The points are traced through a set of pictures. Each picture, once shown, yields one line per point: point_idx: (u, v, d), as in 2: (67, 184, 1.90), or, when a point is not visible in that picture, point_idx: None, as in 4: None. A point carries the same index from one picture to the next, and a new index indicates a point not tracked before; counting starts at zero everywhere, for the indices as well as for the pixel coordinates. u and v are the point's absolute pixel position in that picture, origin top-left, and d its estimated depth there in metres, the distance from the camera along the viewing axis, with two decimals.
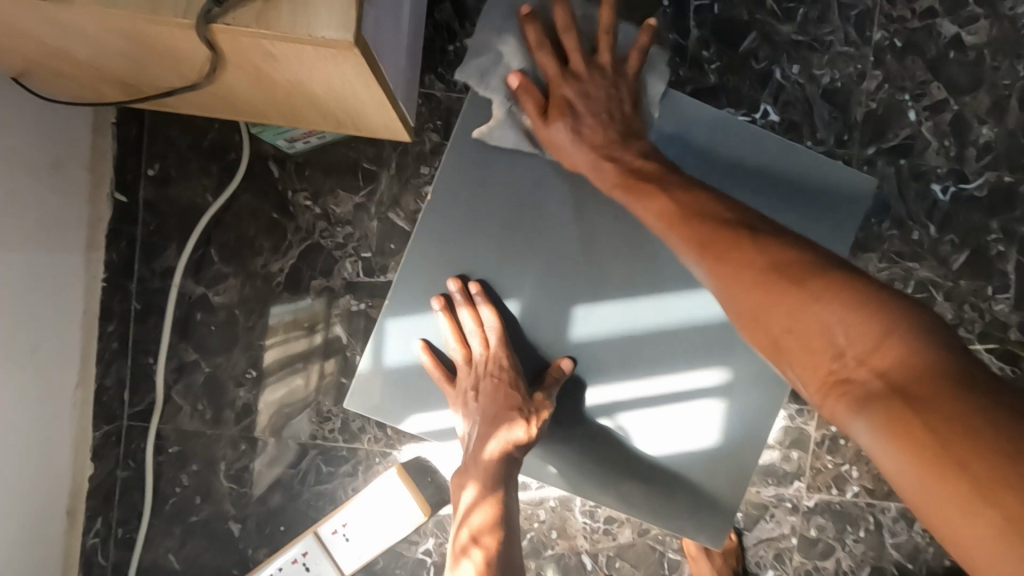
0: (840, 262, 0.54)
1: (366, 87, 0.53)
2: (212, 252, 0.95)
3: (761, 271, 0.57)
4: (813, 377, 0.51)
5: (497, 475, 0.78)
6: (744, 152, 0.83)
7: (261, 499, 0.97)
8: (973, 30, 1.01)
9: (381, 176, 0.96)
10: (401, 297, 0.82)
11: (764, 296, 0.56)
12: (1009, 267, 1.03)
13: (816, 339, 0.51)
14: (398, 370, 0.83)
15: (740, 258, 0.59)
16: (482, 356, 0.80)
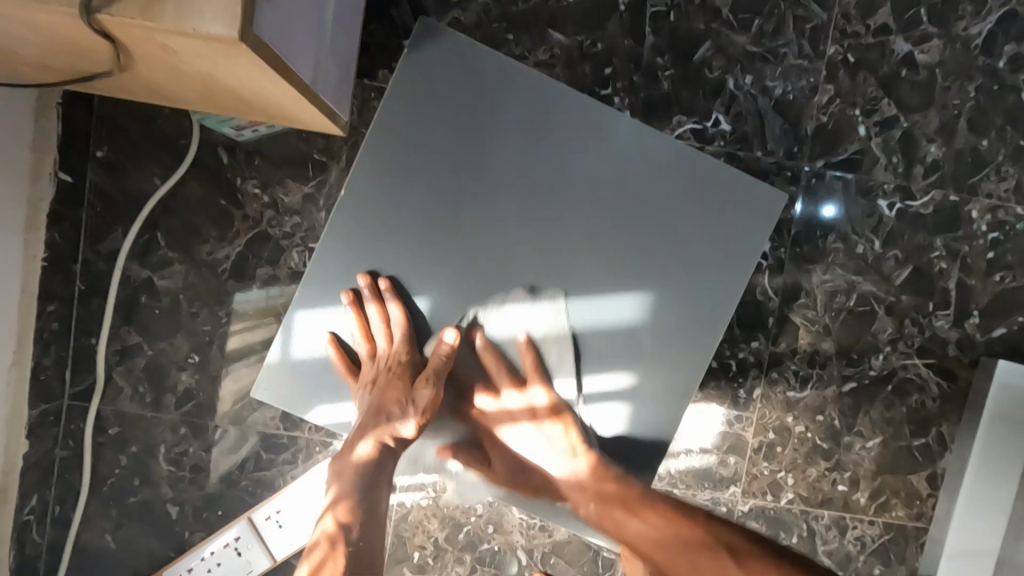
0: None
1: (271, 83, 0.58)
2: (157, 237, 0.96)
3: None
4: None
5: (373, 463, 0.81)
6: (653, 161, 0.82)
7: (199, 483, 0.98)
8: (926, 49, 1.02)
9: (330, 168, 0.96)
10: (311, 290, 0.84)
11: None
12: (951, 285, 1.05)
13: None
14: (305, 363, 0.84)
15: None
16: (384, 350, 0.83)
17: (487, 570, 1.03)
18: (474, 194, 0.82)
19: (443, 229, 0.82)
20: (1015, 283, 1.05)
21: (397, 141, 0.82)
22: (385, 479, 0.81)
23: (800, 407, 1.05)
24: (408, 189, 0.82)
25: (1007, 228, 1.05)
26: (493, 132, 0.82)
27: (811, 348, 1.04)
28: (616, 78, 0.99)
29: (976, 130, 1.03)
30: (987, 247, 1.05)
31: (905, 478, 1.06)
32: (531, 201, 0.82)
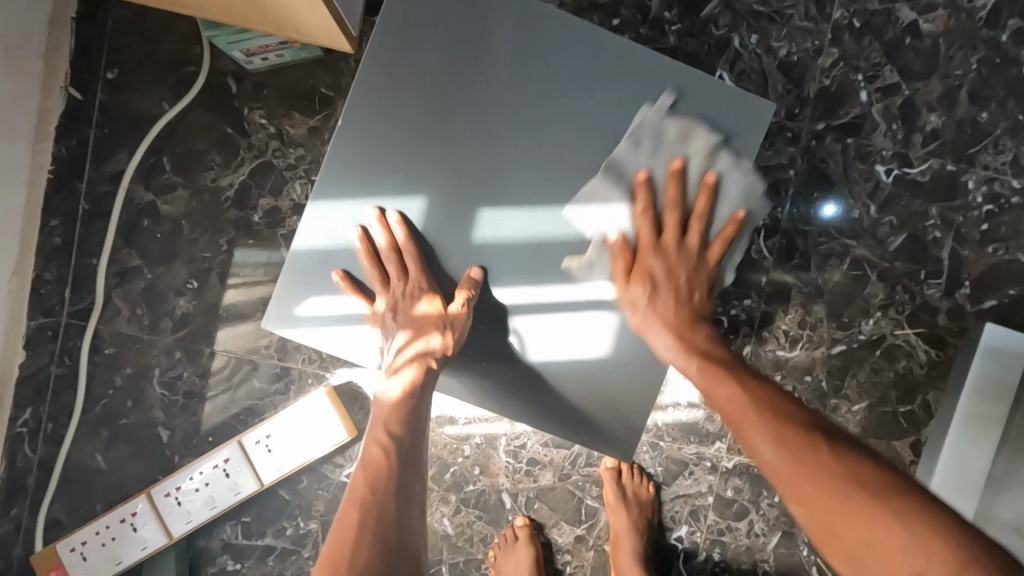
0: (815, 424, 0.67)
1: None
2: (163, 161, 0.97)
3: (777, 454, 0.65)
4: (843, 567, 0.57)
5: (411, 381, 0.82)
6: (641, 76, 0.81)
7: (191, 408, 0.99)
8: (931, 18, 1.03)
9: (337, 102, 0.98)
10: (320, 221, 0.82)
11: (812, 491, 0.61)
12: (944, 254, 1.06)
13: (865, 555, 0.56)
14: (319, 299, 0.83)
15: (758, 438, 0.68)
16: (400, 281, 0.83)
17: (471, 511, 1.04)
18: (467, 129, 0.80)
19: (441, 165, 0.81)
20: (1008, 255, 1.05)
21: (388, 73, 0.80)
22: (427, 395, 0.83)
23: (789, 366, 1.06)
24: (403, 124, 0.80)
25: (1003, 200, 1.05)
26: (485, 67, 0.80)
27: (802, 309, 1.06)
28: (623, 30, 1.00)
29: (976, 101, 1.04)
30: (982, 219, 1.05)
31: (889, 443, 1.07)
32: (526, 138, 0.80)
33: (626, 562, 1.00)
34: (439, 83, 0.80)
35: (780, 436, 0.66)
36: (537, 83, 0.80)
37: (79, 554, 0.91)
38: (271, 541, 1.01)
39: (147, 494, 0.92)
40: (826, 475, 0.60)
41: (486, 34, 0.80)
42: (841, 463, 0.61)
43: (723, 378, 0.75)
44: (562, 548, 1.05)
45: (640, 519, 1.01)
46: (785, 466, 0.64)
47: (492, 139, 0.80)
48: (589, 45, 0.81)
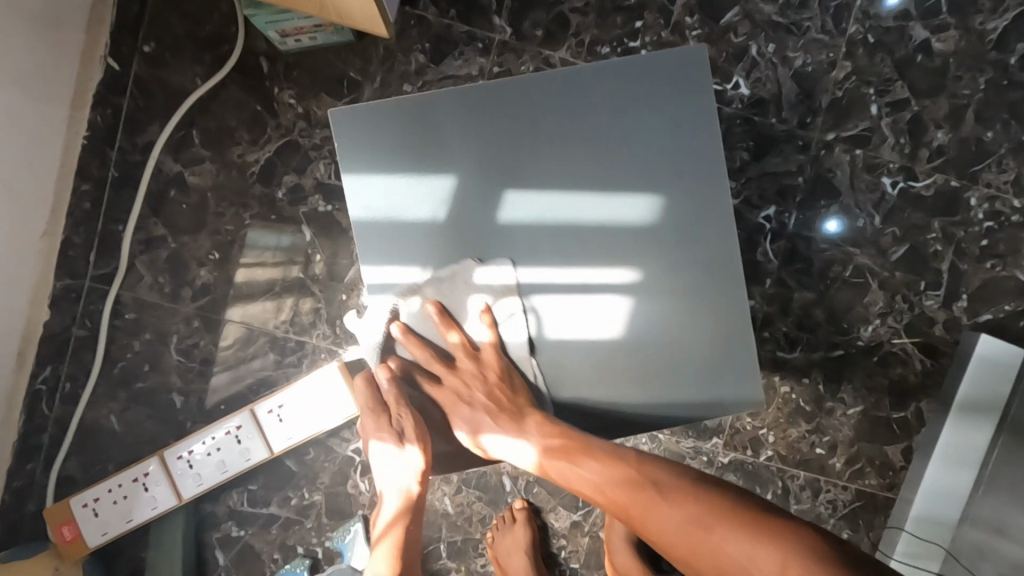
0: (741, 498, 0.63)
1: None
2: (193, 134, 1.00)
3: (680, 517, 0.64)
4: (686, 560, 0.63)
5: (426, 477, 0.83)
6: (578, 85, 0.75)
7: (206, 377, 1.02)
8: (942, 38, 1.06)
9: (364, 87, 1.01)
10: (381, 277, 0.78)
11: (684, 531, 0.63)
12: (943, 266, 1.09)
13: (677, 543, 0.63)
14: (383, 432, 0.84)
15: (656, 514, 0.65)
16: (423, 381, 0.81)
17: (472, 491, 1.07)
18: (462, 175, 0.76)
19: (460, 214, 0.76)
20: (1005, 272, 1.09)
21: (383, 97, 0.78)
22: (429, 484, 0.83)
23: (787, 367, 1.09)
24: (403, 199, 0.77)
25: (1003, 218, 1.08)
26: (439, 119, 0.76)
27: (803, 313, 1.09)
28: (644, 32, 1.03)
29: (982, 120, 1.07)
30: (982, 235, 1.09)
31: (881, 447, 1.10)
32: (542, 155, 0.76)
33: (619, 548, 1.03)
34: (423, 113, 0.76)
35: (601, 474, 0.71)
36: (494, 128, 0.76)
37: (91, 510, 0.94)
38: (276, 509, 1.04)
39: (161, 456, 0.94)
40: (769, 544, 0.57)
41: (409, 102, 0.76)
42: (673, 510, 0.64)
43: (628, 471, 0.70)
44: (558, 532, 1.08)
45: None
46: (609, 487, 0.70)
47: (494, 191, 0.76)
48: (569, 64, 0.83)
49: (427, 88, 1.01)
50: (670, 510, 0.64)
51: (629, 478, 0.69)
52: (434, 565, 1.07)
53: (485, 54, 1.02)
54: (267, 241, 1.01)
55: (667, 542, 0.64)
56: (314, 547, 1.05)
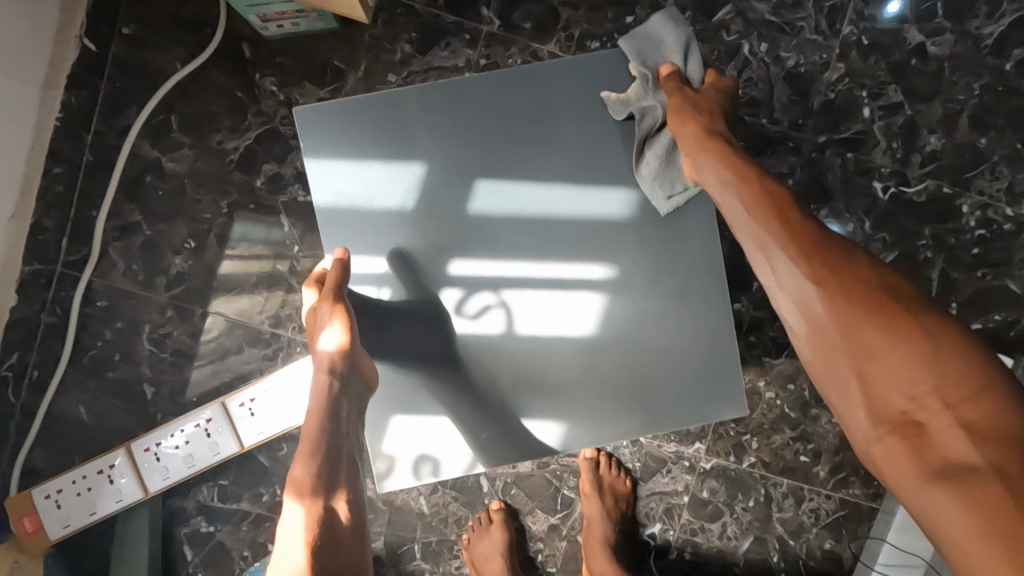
0: (970, 385, 0.55)
1: None
2: (171, 119, 0.98)
3: (911, 362, 0.58)
4: (881, 426, 0.59)
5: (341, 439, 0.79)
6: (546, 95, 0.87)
7: (178, 368, 0.99)
8: (938, 41, 1.05)
9: (347, 76, 0.99)
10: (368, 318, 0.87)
11: (892, 387, 0.58)
12: (934, 274, 1.07)
13: (893, 376, 0.59)
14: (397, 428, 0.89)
15: (883, 335, 0.60)
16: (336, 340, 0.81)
17: (449, 491, 1.05)
18: (446, 196, 0.86)
19: (442, 228, 0.86)
20: (996, 281, 1.07)
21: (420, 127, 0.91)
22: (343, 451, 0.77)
23: (773, 372, 1.07)
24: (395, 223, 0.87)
25: (995, 226, 1.07)
26: (418, 128, 0.87)
27: None
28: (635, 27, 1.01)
29: (977, 127, 1.06)
30: (973, 243, 1.07)
31: None
32: (515, 175, 0.86)
33: (597, 549, 1.01)
34: (400, 123, 0.87)
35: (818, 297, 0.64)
36: (463, 147, 0.87)
37: (54, 501, 0.91)
38: (246, 505, 1.02)
39: (127, 448, 0.92)
40: None
41: (392, 124, 0.87)
42: (923, 355, 0.58)
43: (900, 333, 0.59)
44: (535, 535, 1.06)
45: (614, 511, 1.03)
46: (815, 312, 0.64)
47: (475, 210, 0.86)
48: (549, 66, 0.87)
49: (412, 78, 0.99)
50: (924, 361, 0.58)
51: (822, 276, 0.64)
52: (408, 566, 1.05)
53: (472, 45, 1.00)
54: (244, 230, 0.99)
55: (864, 440, 0.60)
56: None
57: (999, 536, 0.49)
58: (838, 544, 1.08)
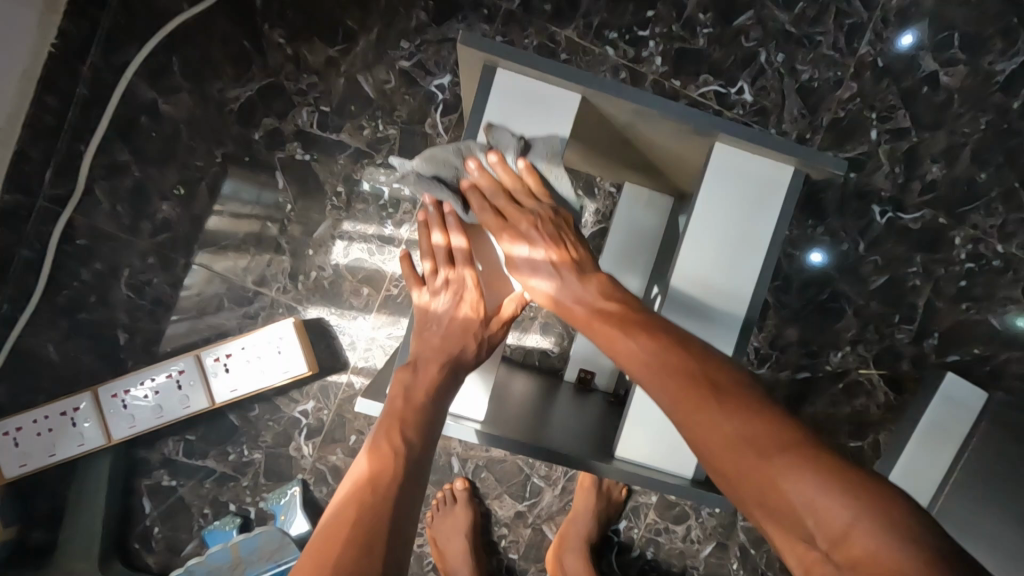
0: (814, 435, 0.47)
1: None
2: (172, 61, 0.95)
3: (729, 430, 0.47)
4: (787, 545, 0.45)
5: None
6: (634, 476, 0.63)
7: (154, 317, 0.97)
8: (951, 72, 1.05)
9: (359, 37, 0.96)
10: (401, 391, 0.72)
11: (721, 446, 0.48)
12: (919, 302, 1.08)
13: (752, 477, 0.46)
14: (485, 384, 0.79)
15: (704, 419, 0.48)
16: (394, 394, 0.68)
17: None
18: None
19: None
20: (979, 315, 1.09)
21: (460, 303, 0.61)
22: None
23: None
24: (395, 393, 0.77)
25: (983, 261, 1.08)
26: None
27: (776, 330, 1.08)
28: (654, 23, 1.00)
29: (977, 162, 1.06)
30: (961, 275, 1.08)
31: None
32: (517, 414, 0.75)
33: (572, 539, 1.01)
34: None
35: (752, 434, 0.47)
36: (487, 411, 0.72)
37: (12, 440, 0.89)
38: (212, 463, 1.00)
39: (94, 393, 0.90)
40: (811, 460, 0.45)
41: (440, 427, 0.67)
42: (746, 425, 0.47)
43: (721, 417, 0.48)
44: (501, 520, 1.06)
45: (603, 512, 1.03)
46: (746, 454, 0.47)
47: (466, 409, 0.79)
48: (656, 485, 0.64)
49: (425, 47, 0.97)
50: (773, 483, 0.45)
51: (835, 470, 0.44)
52: None
53: (489, 21, 0.98)
54: (234, 185, 0.97)
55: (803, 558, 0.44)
56: (248, 506, 1.01)
57: (742, 478, 0.47)
58: None
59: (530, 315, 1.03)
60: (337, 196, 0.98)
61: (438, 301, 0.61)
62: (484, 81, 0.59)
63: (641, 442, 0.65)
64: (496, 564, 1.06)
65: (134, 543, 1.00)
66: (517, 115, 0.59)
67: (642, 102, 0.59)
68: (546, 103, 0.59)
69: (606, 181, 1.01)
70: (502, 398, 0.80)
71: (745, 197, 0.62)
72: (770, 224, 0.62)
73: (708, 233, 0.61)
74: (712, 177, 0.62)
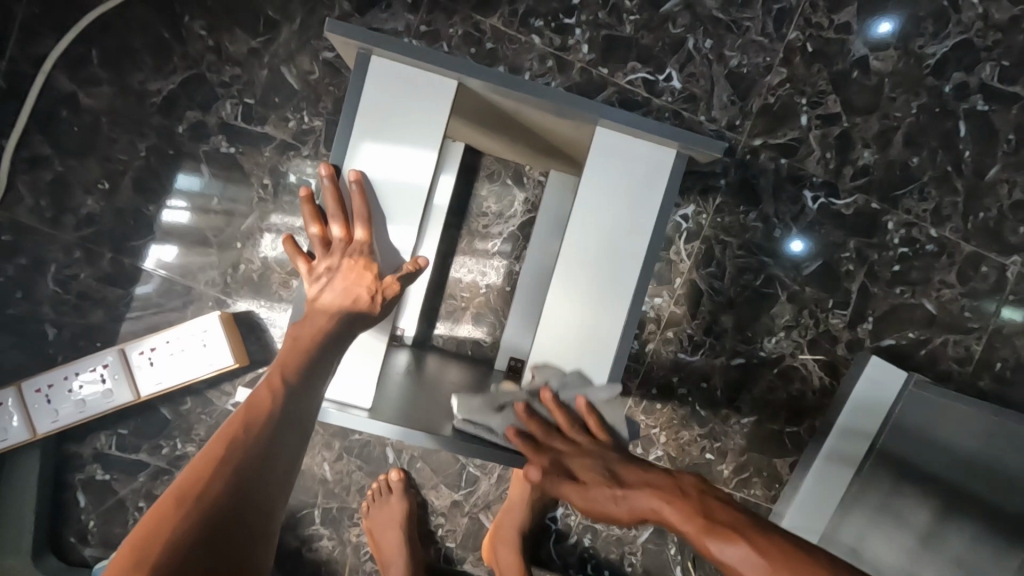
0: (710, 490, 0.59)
1: None
2: (92, 54, 0.94)
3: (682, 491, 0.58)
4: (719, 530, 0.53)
5: None
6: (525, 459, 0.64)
7: (82, 311, 0.98)
8: (881, 56, 1.05)
9: (281, 28, 0.96)
10: None
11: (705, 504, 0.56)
12: (854, 287, 1.09)
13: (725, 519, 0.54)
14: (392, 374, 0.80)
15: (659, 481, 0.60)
16: None
17: (354, 460, 1.04)
18: None
19: None
20: (914, 299, 1.09)
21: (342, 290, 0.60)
22: None
23: (687, 370, 1.08)
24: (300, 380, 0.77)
25: (918, 245, 1.09)
26: None
27: (710, 317, 1.08)
28: (581, 10, 1.00)
29: (910, 146, 1.07)
30: (895, 260, 1.09)
31: (770, 459, 1.10)
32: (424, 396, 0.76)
33: (507, 530, 1.02)
34: None
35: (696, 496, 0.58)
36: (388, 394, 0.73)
37: None
38: (145, 457, 1.00)
39: (17, 387, 0.91)
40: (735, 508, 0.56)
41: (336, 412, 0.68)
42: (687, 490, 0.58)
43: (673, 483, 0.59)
44: (437, 510, 1.06)
45: (538, 502, 1.04)
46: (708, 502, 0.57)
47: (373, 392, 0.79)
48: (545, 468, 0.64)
49: None
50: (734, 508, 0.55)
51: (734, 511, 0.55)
52: (306, 530, 1.05)
53: (413, 10, 0.97)
54: (159, 179, 0.97)
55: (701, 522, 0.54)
56: None
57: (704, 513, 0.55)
58: None
59: (461, 305, 1.03)
60: (264, 187, 0.98)
61: (323, 283, 0.61)
62: (360, 70, 0.59)
63: (530, 425, 0.66)
64: (434, 553, 1.07)
65: (69, 536, 1.01)
66: (393, 103, 0.59)
67: (524, 89, 0.60)
68: (423, 91, 0.59)
69: (535, 169, 1.01)
70: (421, 387, 0.80)
71: (631, 185, 0.65)
72: (652, 214, 0.65)
73: (593, 220, 0.64)
74: (596, 163, 0.64)
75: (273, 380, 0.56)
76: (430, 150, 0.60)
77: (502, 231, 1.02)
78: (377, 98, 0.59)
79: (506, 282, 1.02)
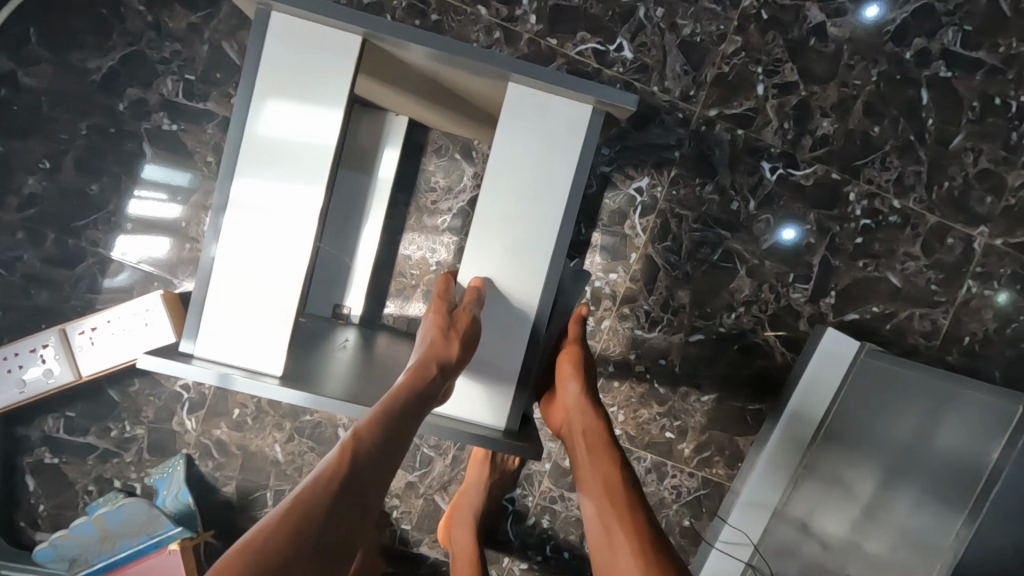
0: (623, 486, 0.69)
1: None
2: (29, 32, 0.93)
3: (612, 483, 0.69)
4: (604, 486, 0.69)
5: None
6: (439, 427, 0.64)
7: (26, 293, 0.97)
8: (839, 23, 1.02)
9: (221, 2, 0.94)
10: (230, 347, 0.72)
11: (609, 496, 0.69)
12: (815, 260, 1.06)
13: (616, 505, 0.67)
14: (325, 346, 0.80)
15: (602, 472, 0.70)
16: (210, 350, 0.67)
17: (305, 441, 1.01)
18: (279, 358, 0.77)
19: None
20: (878, 272, 1.07)
21: (253, 250, 0.61)
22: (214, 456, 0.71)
23: (645, 347, 1.07)
24: None
25: (881, 217, 1.06)
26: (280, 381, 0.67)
27: (667, 292, 1.06)
28: None
29: (870, 115, 1.04)
30: (858, 232, 1.06)
31: (731, 437, 1.08)
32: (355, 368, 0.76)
33: (463, 512, 0.99)
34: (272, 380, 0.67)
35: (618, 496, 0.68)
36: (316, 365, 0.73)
37: None
38: (93, 439, 1.00)
39: None
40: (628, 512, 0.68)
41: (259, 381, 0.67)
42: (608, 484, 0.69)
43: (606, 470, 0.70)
44: (391, 492, 1.05)
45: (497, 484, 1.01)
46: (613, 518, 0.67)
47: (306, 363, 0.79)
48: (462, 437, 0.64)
49: None
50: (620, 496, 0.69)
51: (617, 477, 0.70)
52: (258, 514, 1.03)
53: None
54: (101, 157, 0.96)
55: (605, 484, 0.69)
56: (133, 482, 1.01)
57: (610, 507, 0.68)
58: (697, 521, 1.09)
59: (411, 283, 1.01)
60: (207, 165, 0.96)
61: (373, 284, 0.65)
62: (261, 26, 0.58)
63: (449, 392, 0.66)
64: (389, 535, 1.06)
65: (20, 520, 1.00)
66: (297, 62, 0.59)
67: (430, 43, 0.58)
68: (327, 48, 0.59)
69: (484, 143, 0.99)
70: (364, 364, 0.79)
71: (548, 144, 0.64)
72: (572, 168, 0.63)
73: (508, 180, 0.63)
74: (511, 120, 0.63)
75: (346, 449, 0.55)
76: (335, 108, 0.59)
77: (451, 206, 1.00)
78: (281, 55, 0.59)
79: (458, 259, 1.01)
